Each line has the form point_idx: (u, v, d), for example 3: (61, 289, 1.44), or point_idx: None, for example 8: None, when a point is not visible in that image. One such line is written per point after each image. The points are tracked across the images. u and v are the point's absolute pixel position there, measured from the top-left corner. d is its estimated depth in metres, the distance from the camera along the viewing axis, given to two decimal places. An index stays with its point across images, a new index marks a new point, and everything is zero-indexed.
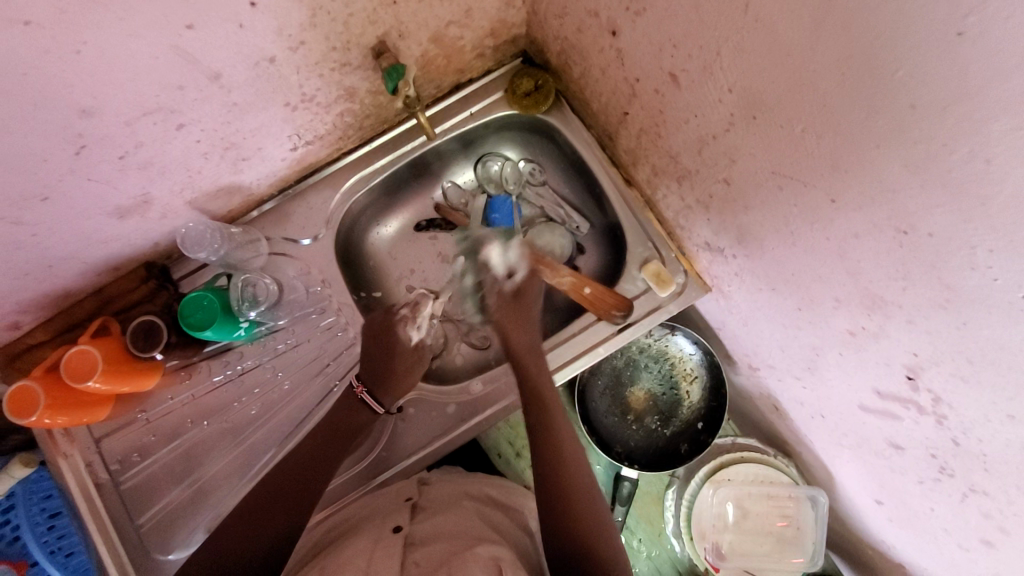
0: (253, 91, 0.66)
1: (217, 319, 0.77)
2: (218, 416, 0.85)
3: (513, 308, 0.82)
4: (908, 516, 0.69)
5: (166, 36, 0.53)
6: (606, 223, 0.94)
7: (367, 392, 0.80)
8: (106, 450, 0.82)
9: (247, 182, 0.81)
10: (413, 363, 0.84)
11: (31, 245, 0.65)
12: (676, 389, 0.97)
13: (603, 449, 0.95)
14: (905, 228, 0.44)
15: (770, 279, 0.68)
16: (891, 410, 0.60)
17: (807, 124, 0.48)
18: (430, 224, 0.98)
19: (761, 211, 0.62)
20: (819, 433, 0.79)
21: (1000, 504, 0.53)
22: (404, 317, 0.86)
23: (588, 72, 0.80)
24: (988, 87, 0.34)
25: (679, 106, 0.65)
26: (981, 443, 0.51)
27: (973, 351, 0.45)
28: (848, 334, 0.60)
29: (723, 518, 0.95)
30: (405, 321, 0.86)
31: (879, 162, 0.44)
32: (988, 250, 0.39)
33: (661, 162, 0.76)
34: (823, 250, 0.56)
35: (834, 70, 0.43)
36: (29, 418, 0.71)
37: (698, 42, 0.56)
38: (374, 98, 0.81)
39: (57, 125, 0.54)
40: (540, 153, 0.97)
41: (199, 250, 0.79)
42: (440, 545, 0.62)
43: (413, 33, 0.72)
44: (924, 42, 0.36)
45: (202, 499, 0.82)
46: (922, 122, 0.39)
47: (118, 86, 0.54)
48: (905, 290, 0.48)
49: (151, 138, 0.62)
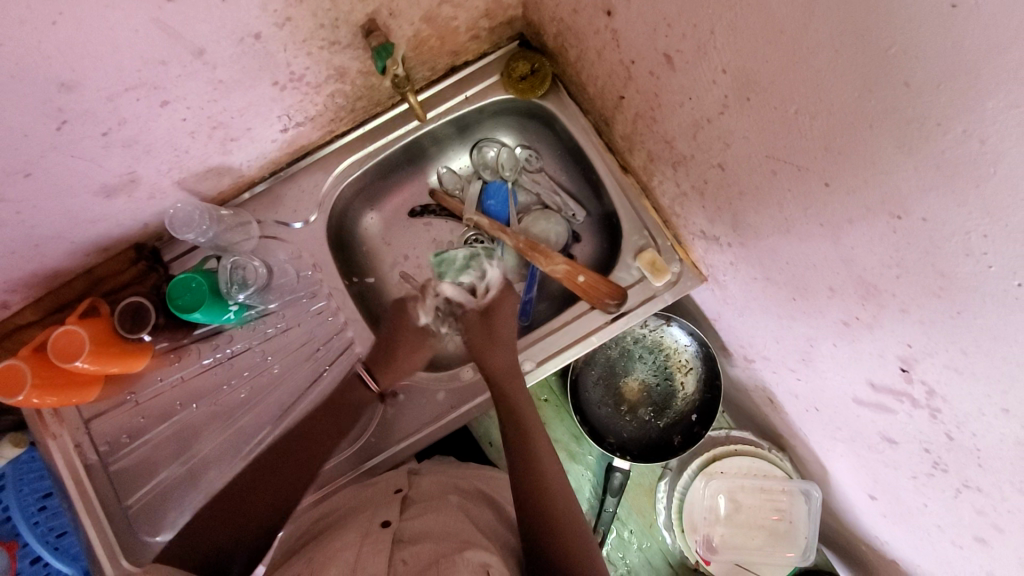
0: (239, 69, 0.65)
1: (205, 302, 0.76)
2: (207, 399, 0.84)
3: (484, 330, 0.84)
4: (901, 511, 0.68)
5: (147, 9, 0.52)
6: (602, 211, 0.92)
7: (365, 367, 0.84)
8: (95, 432, 0.82)
9: (237, 163, 0.80)
10: (413, 350, 0.85)
11: (16, 223, 0.64)
12: (671, 381, 0.96)
13: (595, 439, 0.94)
14: (899, 213, 0.43)
15: (764, 268, 0.67)
16: (885, 403, 0.58)
17: (800, 105, 0.47)
18: (425, 210, 0.96)
19: (756, 197, 0.60)
20: (813, 426, 0.78)
21: (992, 500, 0.51)
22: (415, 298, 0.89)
23: (583, 55, 0.78)
24: (983, 62, 0.32)
25: (673, 88, 0.63)
26: (974, 437, 0.49)
27: (968, 342, 0.44)
28: (842, 324, 0.58)
29: (715, 511, 0.94)
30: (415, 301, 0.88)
31: (873, 144, 0.42)
32: (983, 235, 0.38)
33: (657, 148, 0.74)
34: (817, 237, 0.54)
35: (829, 47, 0.41)
36: (15, 398, 0.71)
37: (692, 20, 0.54)
38: (366, 79, 0.80)
39: (36, 99, 0.53)
40: (537, 139, 0.96)
41: (187, 232, 0.78)
42: (429, 546, 0.61)
43: (404, 12, 0.70)
44: (916, 16, 0.34)
45: (191, 482, 0.82)
46: (916, 100, 0.37)
47: (98, 60, 0.53)
48: (899, 277, 0.47)
49: (135, 115, 0.62)
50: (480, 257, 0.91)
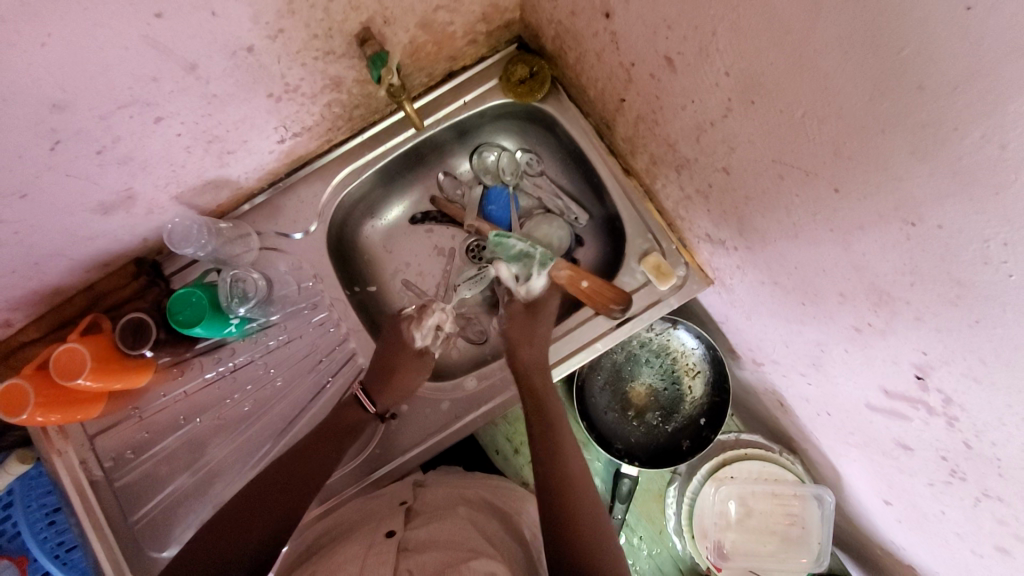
0: (233, 82, 0.64)
1: (206, 317, 0.75)
2: (211, 412, 0.84)
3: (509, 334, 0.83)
4: (916, 517, 0.67)
5: (136, 26, 0.51)
6: (605, 214, 0.91)
7: (362, 388, 0.81)
8: (100, 448, 0.81)
9: (234, 175, 0.79)
10: (414, 371, 0.84)
11: (14, 243, 0.64)
12: (678, 385, 0.95)
13: (602, 446, 0.93)
14: (912, 219, 0.42)
15: (771, 272, 0.66)
16: (900, 410, 0.57)
17: (807, 108, 0.45)
18: (426, 218, 0.95)
19: (762, 201, 0.59)
20: (825, 431, 0.77)
21: (1014, 511, 0.49)
22: (410, 317, 0.87)
23: (583, 58, 0.77)
24: (1001, 66, 0.31)
25: (675, 91, 0.62)
26: (994, 447, 0.48)
27: (987, 351, 0.42)
28: (854, 330, 0.57)
29: (726, 516, 0.93)
30: (412, 321, 0.86)
31: (885, 148, 0.41)
32: (1003, 243, 0.36)
33: (659, 151, 0.73)
34: (826, 242, 0.53)
35: (836, 50, 0.40)
36: (20, 416, 0.70)
37: (693, 22, 0.52)
38: (362, 88, 0.79)
39: (29, 121, 0.52)
40: (537, 142, 0.94)
41: (186, 246, 0.78)
42: (435, 555, 0.60)
43: (399, 19, 0.69)
44: (929, 18, 0.33)
45: (198, 495, 0.82)
46: (931, 104, 0.36)
47: (89, 79, 0.52)
48: (913, 285, 0.45)
49: (129, 133, 0.61)
50: (534, 262, 0.85)
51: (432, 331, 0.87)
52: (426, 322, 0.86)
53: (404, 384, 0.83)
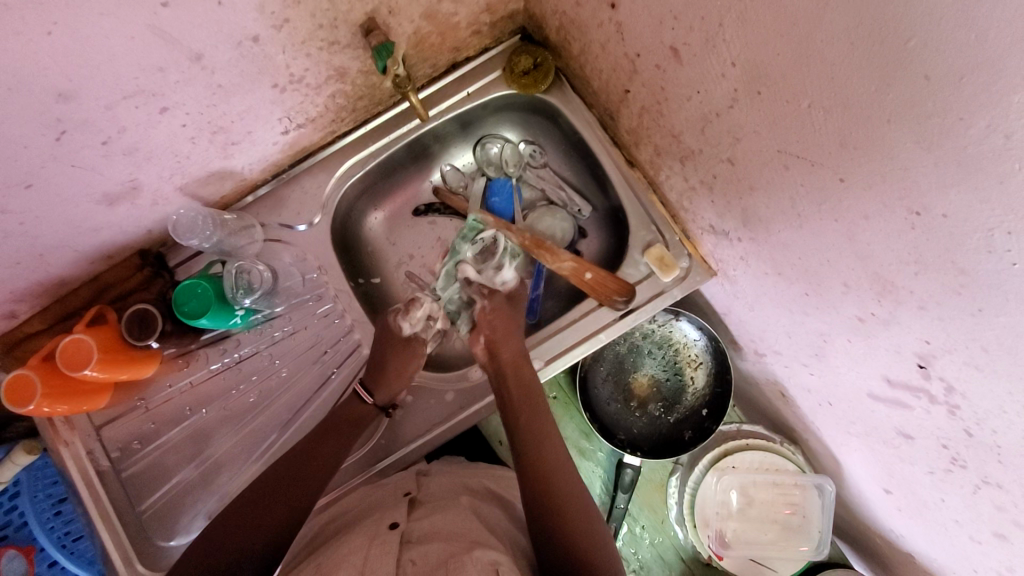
0: (238, 72, 0.64)
1: (212, 307, 0.75)
2: (217, 403, 0.84)
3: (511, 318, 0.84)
4: (917, 506, 0.67)
5: (143, 16, 0.51)
6: (608, 206, 0.91)
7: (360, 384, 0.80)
8: (107, 438, 0.82)
9: (238, 167, 0.79)
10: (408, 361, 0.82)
11: (20, 234, 0.64)
12: (680, 375, 0.95)
13: (605, 436, 0.94)
14: (917, 209, 0.42)
15: (776, 263, 0.66)
16: (902, 399, 0.57)
17: (814, 99, 0.46)
18: (429, 209, 0.95)
19: (767, 192, 0.59)
20: (827, 421, 0.77)
21: (1015, 498, 0.50)
22: (398, 309, 0.85)
23: (587, 48, 0.77)
24: (1009, 57, 0.31)
25: (681, 82, 0.62)
26: (994, 434, 0.48)
27: (990, 340, 0.43)
28: (857, 320, 0.57)
29: (727, 505, 0.94)
30: (398, 313, 0.85)
31: (890, 138, 0.41)
32: (1007, 232, 0.36)
33: (664, 142, 0.73)
34: (832, 233, 0.53)
35: (843, 39, 0.40)
36: (27, 407, 0.71)
37: (700, 12, 0.53)
38: (366, 78, 0.79)
39: (35, 111, 0.52)
40: (540, 135, 0.94)
41: (191, 237, 0.78)
42: (437, 545, 0.61)
43: (403, 9, 0.69)
44: (936, 8, 0.33)
45: (204, 485, 0.82)
46: (937, 94, 0.36)
47: (95, 69, 0.52)
48: (917, 274, 0.45)
49: (135, 123, 0.61)
50: (508, 253, 0.87)
51: (423, 320, 0.85)
52: (414, 313, 0.84)
53: (399, 376, 0.81)
